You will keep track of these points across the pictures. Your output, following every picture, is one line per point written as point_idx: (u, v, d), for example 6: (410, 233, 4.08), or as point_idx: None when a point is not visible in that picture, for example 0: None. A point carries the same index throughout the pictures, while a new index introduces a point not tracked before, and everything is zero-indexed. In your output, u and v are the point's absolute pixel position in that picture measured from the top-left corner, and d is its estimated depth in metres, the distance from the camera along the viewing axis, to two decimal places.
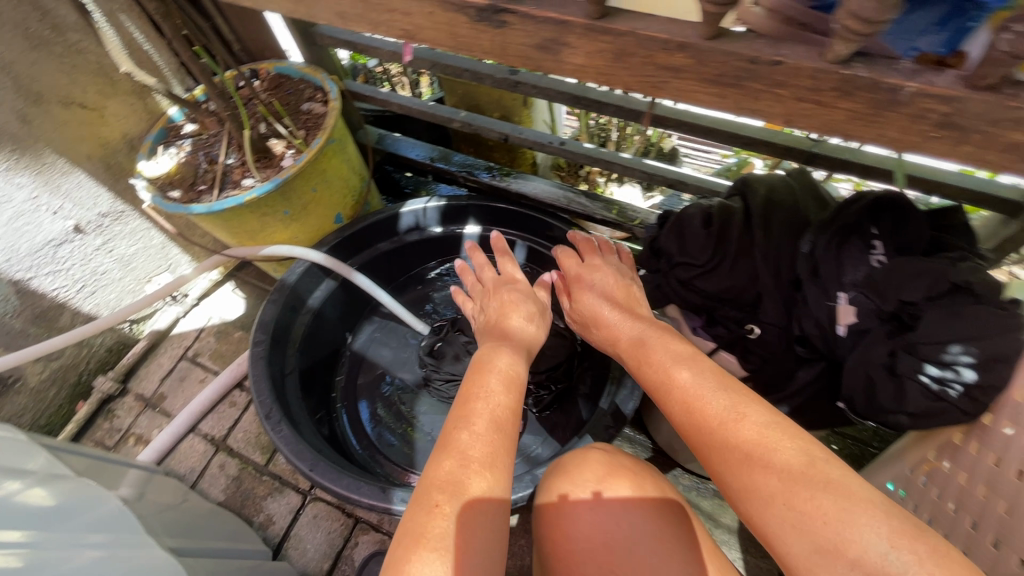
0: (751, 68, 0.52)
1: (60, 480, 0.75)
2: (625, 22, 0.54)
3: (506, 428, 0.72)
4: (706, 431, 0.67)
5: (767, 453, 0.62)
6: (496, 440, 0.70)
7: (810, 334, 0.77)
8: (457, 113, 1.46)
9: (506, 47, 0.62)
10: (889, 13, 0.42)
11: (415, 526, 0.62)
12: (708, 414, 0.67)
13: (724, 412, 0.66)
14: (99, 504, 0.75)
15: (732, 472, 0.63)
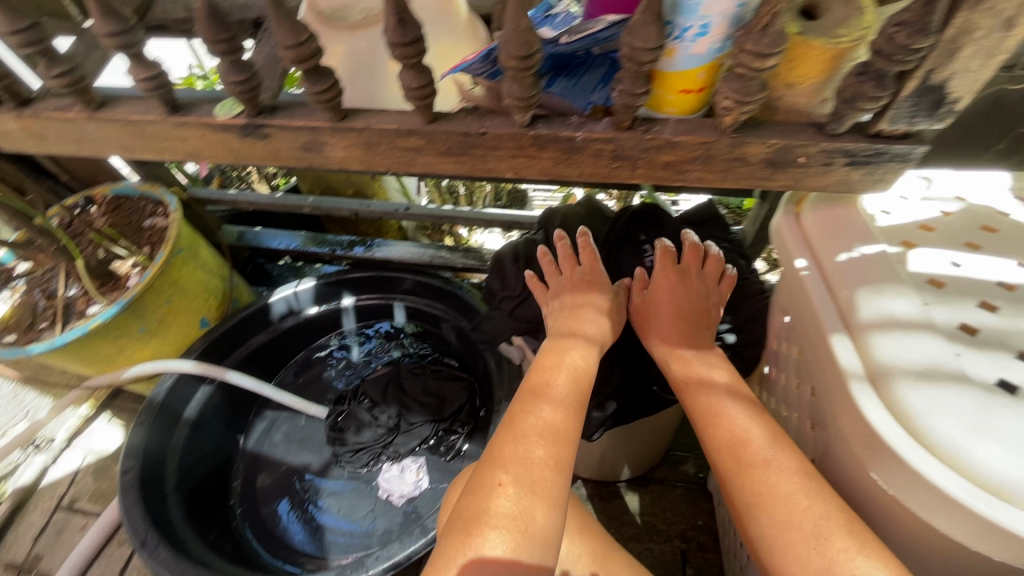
0: (469, 139, 0.63)
1: None
2: (363, 119, 0.65)
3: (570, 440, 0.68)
4: (735, 458, 0.65)
5: (797, 485, 0.59)
6: (565, 427, 0.69)
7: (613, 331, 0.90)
8: (305, 199, 1.54)
9: (279, 152, 0.70)
10: (532, 90, 0.55)
11: (475, 498, 0.62)
12: (747, 443, 0.66)
13: (763, 443, 0.65)
14: None
15: (760, 500, 0.61)
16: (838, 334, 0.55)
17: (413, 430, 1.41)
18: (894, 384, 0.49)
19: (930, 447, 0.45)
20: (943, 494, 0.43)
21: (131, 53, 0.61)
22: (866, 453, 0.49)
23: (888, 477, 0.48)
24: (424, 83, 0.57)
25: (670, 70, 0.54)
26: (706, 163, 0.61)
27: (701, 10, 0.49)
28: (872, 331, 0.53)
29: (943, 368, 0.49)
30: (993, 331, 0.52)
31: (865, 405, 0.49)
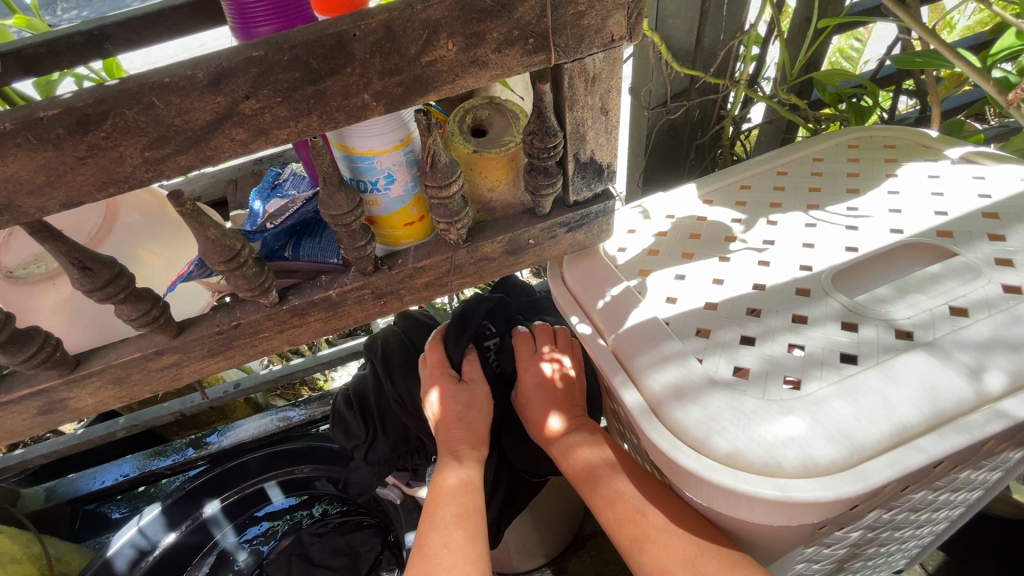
0: (225, 335, 0.61)
1: None
2: (100, 359, 0.59)
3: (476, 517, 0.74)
4: (594, 486, 0.72)
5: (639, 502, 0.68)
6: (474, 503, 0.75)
7: None
8: (116, 422, 1.35)
9: (12, 427, 0.61)
10: (259, 276, 0.56)
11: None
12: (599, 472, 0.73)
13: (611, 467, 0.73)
14: None
15: (614, 518, 0.68)
16: (614, 372, 0.60)
17: None
18: (666, 407, 0.54)
19: (705, 451, 0.50)
20: (672, 462, 0.51)
21: None
22: (664, 469, 0.54)
23: (686, 487, 0.52)
24: (145, 309, 0.55)
25: (381, 215, 0.59)
26: (459, 272, 0.66)
27: (377, 166, 0.54)
28: (637, 360, 0.60)
29: (692, 375, 0.56)
30: (718, 325, 0.61)
31: (644, 425, 0.54)
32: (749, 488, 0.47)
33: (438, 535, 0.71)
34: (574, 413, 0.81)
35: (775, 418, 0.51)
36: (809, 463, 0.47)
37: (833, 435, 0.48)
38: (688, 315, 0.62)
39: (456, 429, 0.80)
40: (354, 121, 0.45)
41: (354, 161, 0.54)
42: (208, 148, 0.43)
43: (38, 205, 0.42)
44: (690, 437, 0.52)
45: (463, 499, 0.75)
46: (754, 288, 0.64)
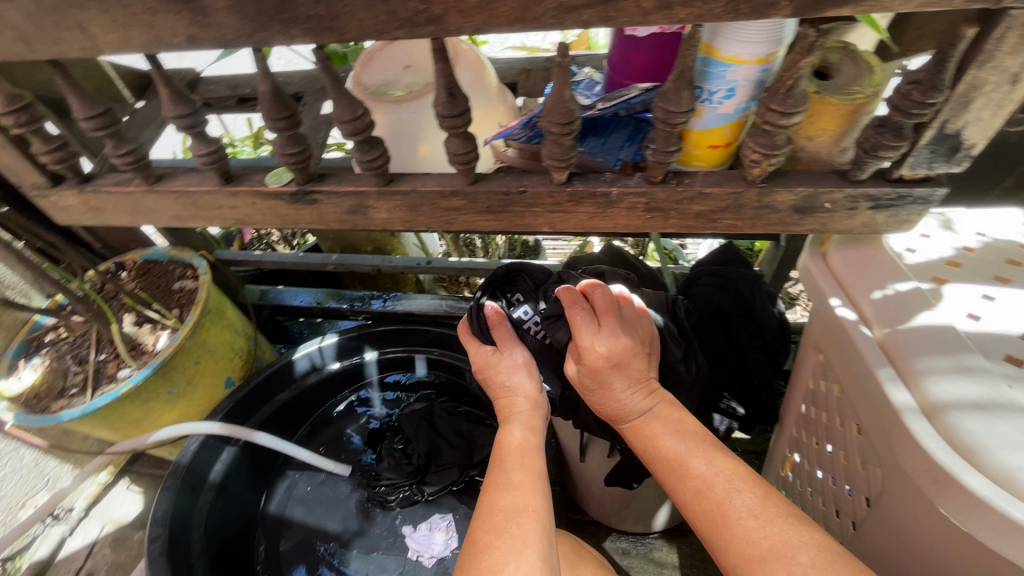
0: (507, 197, 0.67)
1: None
2: (408, 183, 0.69)
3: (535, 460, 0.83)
4: (650, 448, 0.76)
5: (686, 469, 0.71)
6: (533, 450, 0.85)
7: None
8: (329, 257, 1.59)
9: (324, 215, 0.74)
10: (571, 151, 0.60)
11: (480, 513, 0.75)
12: (653, 436, 0.76)
13: (664, 432, 0.76)
14: None
15: (673, 481, 0.72)
16: (883, 367, 0.56)
17: (447, 467, 1.40)
18: (958, 421, 0.49)
19: (1007, 484, 0.44)
20: (950, 478, 0.46)
21: (193, 132, 0.66)
22: (925, 483, 0.49)
23: (952, 511, 0.47)
24: (469, 149, 0.62)
25: (697, 129, 0.59)
26: (735, 212, 0.64)
27: (727, 76, 0.54)
28: (916, 361, 0.55)
29: (1002, 399, 0.50)
30: None
31: (915, 425, 0.50)
32: None
33: (509, 470, 0.80)
34: (641, 380, 0.80)
35: None
36: None
37: None
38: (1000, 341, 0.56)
39: (503, 391, 0.92)
40: (755, 16, 0.45)
41: (707, 66, 0.54)
42: (614, 9, 0.46)
43: (458, 24, 0.49)
44: (989, 464, 0.46)
45: (524, 446, 0.85)
46: None
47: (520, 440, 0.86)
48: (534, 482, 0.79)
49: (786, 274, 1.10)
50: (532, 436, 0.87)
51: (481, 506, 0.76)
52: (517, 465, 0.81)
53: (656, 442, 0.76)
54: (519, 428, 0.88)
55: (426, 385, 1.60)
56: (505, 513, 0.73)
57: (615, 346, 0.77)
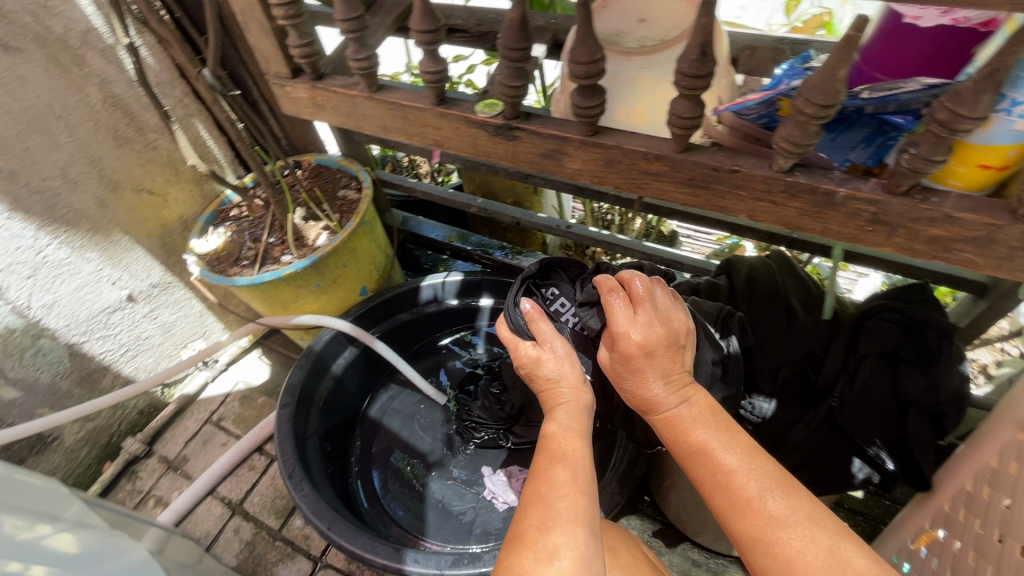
0: (714, 174, 0.64)
1: (84, 529, 0.79)
2: (614, 138, 0.68)
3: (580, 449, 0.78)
4: (685, 449, 0.68)
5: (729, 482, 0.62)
6: (577, 438, 0.79)
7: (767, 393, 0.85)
8: (475, 200, 1.64)
9: (518, 154, 0.75)
10: (812, 139, 0.55)
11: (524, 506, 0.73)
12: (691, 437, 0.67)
13: (702, 432, 0.67)
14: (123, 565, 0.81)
15: (713, 493, 0.64)
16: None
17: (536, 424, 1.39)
18: None
19: None
20: None
21: (429, 48, 0.70)
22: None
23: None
24: (697, 115, 0.59)
25: (976, 142, 0.51)
26: (983, 247, 0.56)
27: None
28: None
29: None
30: None
31: None
32: None
33: (550, 460, 0.76)
34: (676, 371, 0.72)
35: None
36: None
37: None
38: None
39: (544, 380, 0.88)
40: None
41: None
42: None
43: None
44: None
45: (567, 435, 0.80)
46: None
47: (566, 430, 0.81)
48: (577, 474, 0.74)
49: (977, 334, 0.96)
50: (577, 423, 0.82)
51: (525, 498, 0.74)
52: (557, 457, 0.76)
53: (688, 441, 0.67)
54: (563, 416, 0.83)
55: None
56: (545, 506, 0.70)
57: (651, 332, 0.70)
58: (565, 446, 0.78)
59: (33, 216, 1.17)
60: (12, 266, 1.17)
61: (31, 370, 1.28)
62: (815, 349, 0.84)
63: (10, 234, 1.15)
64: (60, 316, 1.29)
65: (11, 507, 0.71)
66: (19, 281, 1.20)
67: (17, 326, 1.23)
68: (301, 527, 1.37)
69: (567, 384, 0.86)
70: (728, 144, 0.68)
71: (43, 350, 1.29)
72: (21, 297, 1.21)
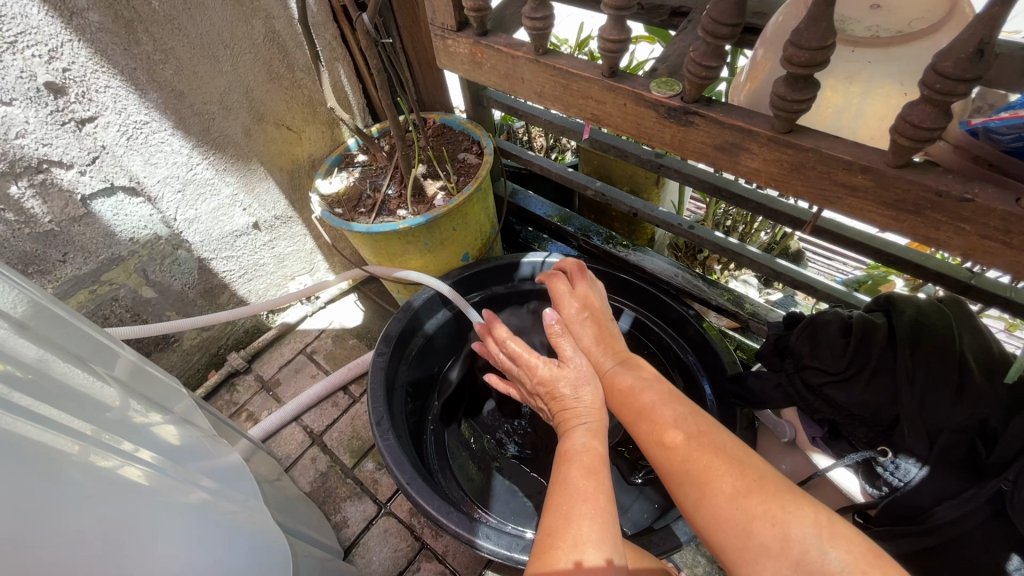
0: (936, 200, 0.54)
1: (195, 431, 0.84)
2: (812, 139, 0.59)
3: (586, 449, 0.78)
4: (646, 430, 0.76)
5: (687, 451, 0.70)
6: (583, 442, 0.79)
7: (916, 454, 0.74)
8: (592, 183, 1.57)
9: (686, 142, 0.69)
10: None
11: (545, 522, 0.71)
12: (650, 418, 0.76)
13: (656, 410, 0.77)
14: (222, 470, 0.86)
15: (677, 468, 0.71)
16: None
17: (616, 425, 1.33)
18: None
19: None
20: None
21: (617, 14, 0.64)
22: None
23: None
24: (940, 127, 0.49)
25: None
26: None
27: None
28: None
29: None
30: None
31: None
32: None
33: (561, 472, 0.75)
34: (603, 336, 0.94)
35: None
36: None
37: None
38: None
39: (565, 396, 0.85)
40: None
41: None
42: None
43: None
44: None
45: (572, 440, 0.80)
46: None
47: (582, 447, 0.79)
48: (585, 472, 0.74)
49: None
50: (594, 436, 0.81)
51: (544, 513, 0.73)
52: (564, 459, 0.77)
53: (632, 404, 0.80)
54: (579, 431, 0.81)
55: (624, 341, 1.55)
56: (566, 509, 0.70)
57: (585, 303, 0.96)
58: (575, 451, 0.78)
59: (190, 136, 1.26)
60: (168, 178, 1.28)
61: (167, 276, 1.40)
62: (989, 421, 0.71)
63: (170, 149, 1.24)
64: (197, 231, 1.40)
65: (142, 396, 0.76)
66: (170, 194, 1.30)
67: (163, 235, 1.34)
68: (371, 470, 1.43)
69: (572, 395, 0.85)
70: (952, 166, 0.58)
71: (179, 260, 1.41)
72: (170, 208, 1.32)
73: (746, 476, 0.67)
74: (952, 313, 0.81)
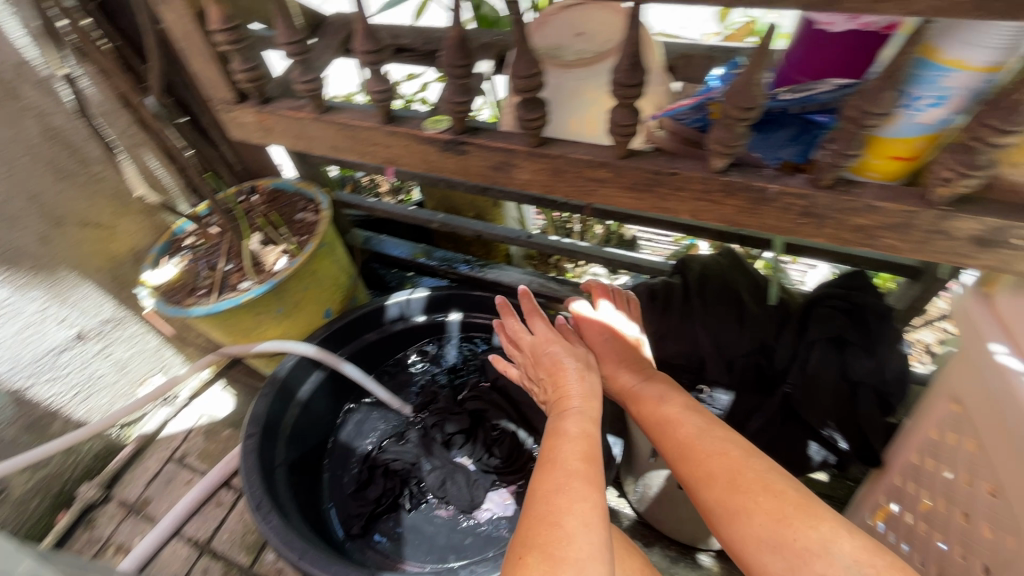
0: (656, 178, 0.67)
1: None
2: (558, 148, 0.70)
3: (595, 452, 0.77)
4: (678, 446, 0.77)
5: (726, 468, 0.71)
6: (590, 444, 0.78)
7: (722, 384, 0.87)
8: (435, 215, 1.65)
9: (467, 167, 0.77)
10: (739, 140, 0.58)
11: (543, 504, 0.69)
12: (686, 438, 0.77)
13: (693, 430, 0.77)
14: None
15: (707, 483, 0.71)
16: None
17: (510, 435, 1.39)
18: None
19: None
20: None
21: (374, 69, 0.71)
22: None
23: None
24: (633, 122, 0.62)
25: (887, 136, 0.54)
26: (900, 232, 0.60)
27: (943, 81, 0.49)
28: None
29: None
30: None
31: None
32: None
33: (570, 460, 0.75)
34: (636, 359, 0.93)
35: None
36: None
37: None
38: None
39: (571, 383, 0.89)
40: (1003, 15, 0.41)
41: (922, 67, 0.49)
42: None
43: None
44: None
45: (576, 436, 0.80)
46: None
47: (575, 432, 0.80)
48: (594, 473, 0.73)
49: (916, 317, 1.01)
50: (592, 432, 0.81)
51: (538, 492, 0.72)
52: (569, 453, 0.76)
53: (665, 426, 0.80)
54: (578, 424, 0.82)
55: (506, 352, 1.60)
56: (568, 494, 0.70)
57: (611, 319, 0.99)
58: (585, 448, 0.77)
59: None
60: None
61: None
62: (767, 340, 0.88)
63: None
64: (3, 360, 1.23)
65: None
66: None
67: None
68: (274, 561, 1.33)
69: (573, 383, 0.89)
70: (668, 148, 0.69)
71: None
72: None
73: (773, 489, 0.68)
74: (724, 260, 0.99)
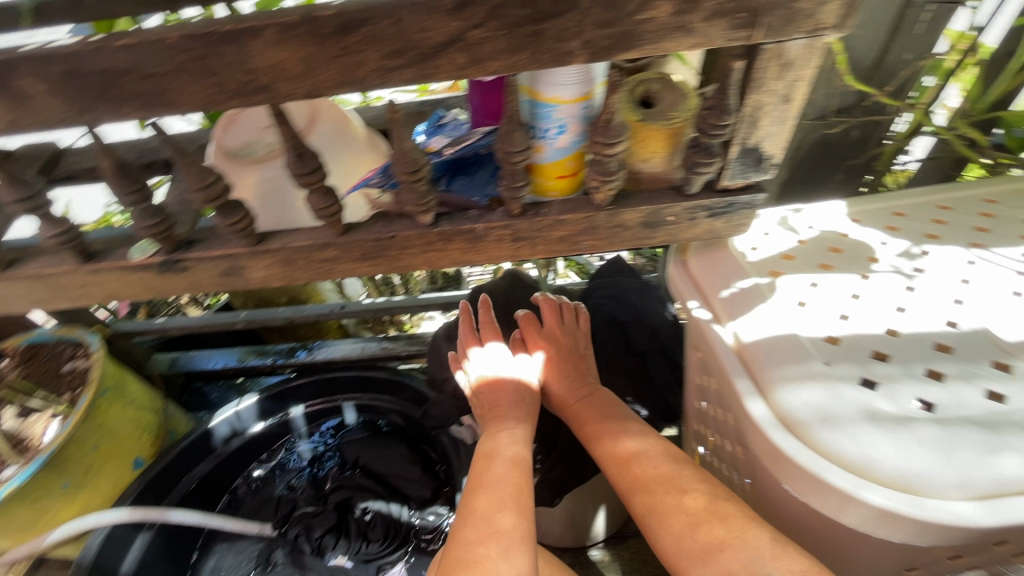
0: (381, 243, 0.69)
1: None
2: (279, 240, 0.69)
3: (523, 474, 0.78)
4: (619, 463, 0.77)
5: (669, 480, 0.70)
6: (521, 468, 0.79)
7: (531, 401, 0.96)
8: (237, 315, 1.52)
9: (197, 281, 0.72)
10: (426, 196, 0.63)
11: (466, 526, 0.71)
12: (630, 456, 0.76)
13: (638, 448, 0.77)
14: None
15: (642, 496, 0.71)
16: (740, 379, 0.57)
17: (383, 514, 1.35)
18: (793, 410, 0.53)
19: (827, 457, 0.49)
20: (783, 454, 0.50)
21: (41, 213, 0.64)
22: (769, 461, 0.53)
23: (810, 498, 0.50)
24: (330, 203, 0.63)
25: (543, 161, 0.64)
26: (593, 233, 0.69)
27: (554, 115, 0.58)
28: (770, 371, 0.57)
29: (836, 392, 0.53)
30: (904, 354, 0.55)
31: (767, 430, 0.52)
32: (901, 510, 0.45)
33: (496, 482, 0.76)
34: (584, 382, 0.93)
35: (904, 444, 0.47)
36: (918, 485, 0.45)
37: (964, 482, 0.45)
38: (835, 304, 0.62)
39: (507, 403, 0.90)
40: (557, 64, 0.50)
41: (537, 107, 0.58)
42: (432, 66, 0.49)
43: (288, 92, 0.51)
44: (817, 445, 0.50)
45: (509, 457, 0.81)
46: (948, 325, 0.58)
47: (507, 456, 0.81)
48: (520, 497, 0.74)
49: None
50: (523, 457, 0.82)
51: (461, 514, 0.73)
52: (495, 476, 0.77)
53: (609, 449, 0.80)
54: (509, 447, 0.82)
55: (363, 424, 1.53)
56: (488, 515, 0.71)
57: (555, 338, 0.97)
58: (515, 472, 0.78)
59: None
60: None
61: None
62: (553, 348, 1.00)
63: None
64: None
65: None
66: None
67: None
68: None
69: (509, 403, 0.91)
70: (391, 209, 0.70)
71: None
72: None
73: (708, 497, 0.66)
74: (507, 283, 1.08)
